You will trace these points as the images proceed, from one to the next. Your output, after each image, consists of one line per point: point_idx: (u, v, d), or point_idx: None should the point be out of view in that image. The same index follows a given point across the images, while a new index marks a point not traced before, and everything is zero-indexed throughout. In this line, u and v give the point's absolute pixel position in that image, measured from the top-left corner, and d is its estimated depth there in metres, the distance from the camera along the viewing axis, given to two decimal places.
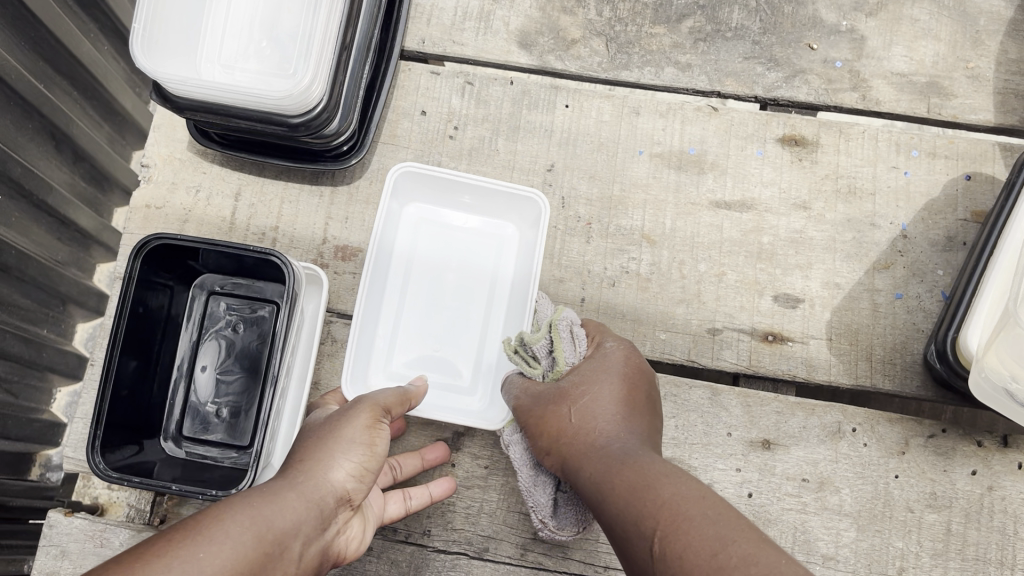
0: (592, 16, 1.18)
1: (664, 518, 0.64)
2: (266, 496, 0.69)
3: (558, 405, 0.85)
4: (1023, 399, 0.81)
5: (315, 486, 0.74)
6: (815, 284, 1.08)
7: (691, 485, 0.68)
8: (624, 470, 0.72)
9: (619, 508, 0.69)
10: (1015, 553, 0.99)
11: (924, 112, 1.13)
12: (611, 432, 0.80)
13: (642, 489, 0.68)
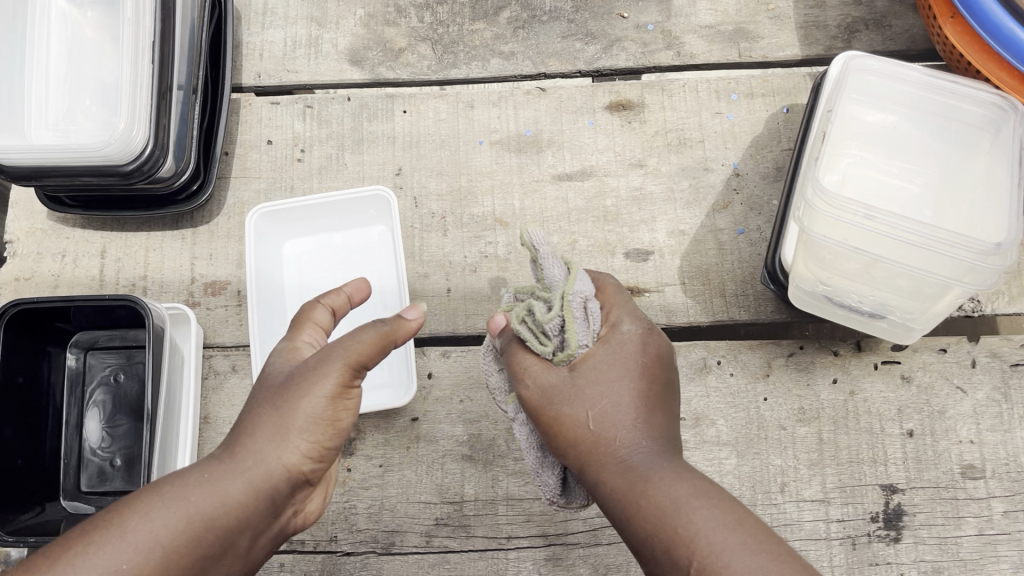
0: (415, 23, 1.23)
1: (693, 538, 0.67)
2: (203, 484, 0.72)
3: (570, 406, 0.78)
4: (839, 299, 0.88)
5: (264, 471, 0.74)
6: (662, 235, 1.14)
7: (714, 497, 0.70)
8: (643, 482, 0.72)
9: (637, 521, 0.71)
10: (886, 449, 1.04)
11: (736, 56, 1.20)
12: (633, 439, 0.75)
13: (677, 502, 0.70)
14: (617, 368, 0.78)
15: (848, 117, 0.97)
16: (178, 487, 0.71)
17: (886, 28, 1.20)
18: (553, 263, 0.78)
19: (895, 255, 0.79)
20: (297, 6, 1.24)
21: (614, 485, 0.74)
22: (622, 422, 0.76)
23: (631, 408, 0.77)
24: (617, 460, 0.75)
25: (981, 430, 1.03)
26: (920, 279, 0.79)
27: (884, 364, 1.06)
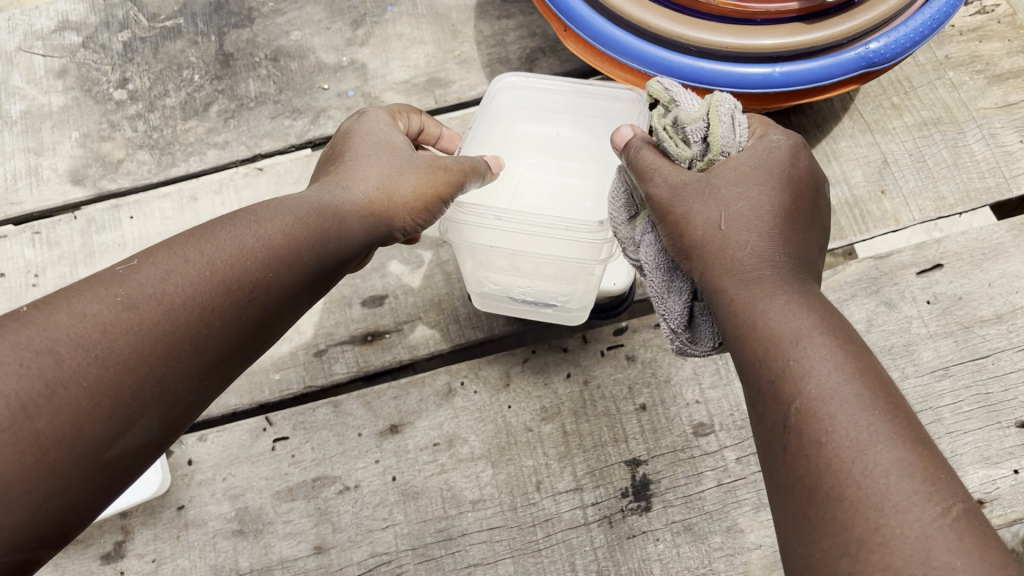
0: (129, 134, 1.29)
1: (802, 377, 0.64)
2: (242, 223, 0.76)
3: (677, 214, 0.79)
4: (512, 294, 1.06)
5: (303, 224, 0.79)
6: (392, 278, 1.20)
7: (832, 334, 0.66)
8: (750, 311, 0.70)
9: (750, 351, 0.68)
10: (624, 427, 1.11)
11: (433, 103, 1.28)
12: (735, 241, 0.75)
13: (782, 339, 0.66)
14: (731, 176, 0.79)
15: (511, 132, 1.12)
16: (221, 231, 0.74)
17: (561, 52, 1.32)
18: (689, 101, 0.86)
19: (529, 248, 0.95)
20: (13, 142, 1.29)
21: (730, 310, 0.72)
22: (708, 246, 0.76)
23: (748, 207, 0.77)
24: (724, 271, 0.74)
25: (704, 388, 1.11)
26: (557, 264, 0.97)
27: (609, 349, 1.15)
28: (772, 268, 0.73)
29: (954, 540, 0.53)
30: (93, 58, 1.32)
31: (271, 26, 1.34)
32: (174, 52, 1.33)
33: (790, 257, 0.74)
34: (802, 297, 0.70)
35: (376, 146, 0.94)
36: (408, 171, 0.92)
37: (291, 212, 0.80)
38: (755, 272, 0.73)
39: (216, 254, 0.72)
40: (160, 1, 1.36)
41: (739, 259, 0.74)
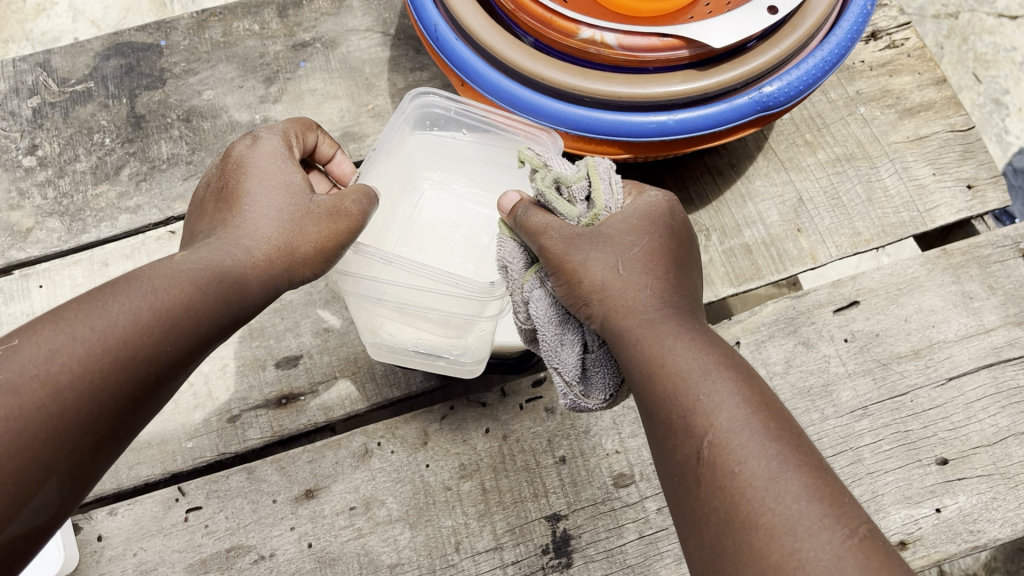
0: (39, 201, 1.27)
1: (710, 416, 0.68)
2: (150, 278, 0.76)
3: (570, 265, 0.78)
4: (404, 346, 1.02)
5: (202, 280, 0.78)
6: (307, 338, 1.18)
7: (730, 371, 0.71)
8: (653, 352, 0.73)
9: (653, 393, 0.72)
10: (544, 482, 1.08)
11: (346, 158, 1.28)
12: (625, 288, 0.77)
13: (684, 380, 0.70)
14: (608, 230, 0.80)
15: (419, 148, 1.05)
16: (124, 292, 0.74)
17: None
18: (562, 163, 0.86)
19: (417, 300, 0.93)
20: None
21: (633, 351, 0.74)
22: (605, 293, 0.77)
23: (629, 266, 0.78)
24: (622, 317, 0.76)
25: (624, 438, 1.10)
26: (451, 317, 0.95)
27: (528, 402, 1.13)
28: (666, 308, 0.76)
29: (862, 561, 0.59)
30: (2, 126, 1.31)
31: (183, 86, 1.33)
32: (84, 116, 1.31)
33: (677, 298, 0.78)
34: (693, 337, 0.74)
35: (270, 184, 0.87)
36: (304, 215, 0.86)
37: (190, 265, 0.78)
38: (646, 319, 0.75)
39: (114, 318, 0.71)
40: (70, 65, 1.35)
41: (630, 304, 0.76)
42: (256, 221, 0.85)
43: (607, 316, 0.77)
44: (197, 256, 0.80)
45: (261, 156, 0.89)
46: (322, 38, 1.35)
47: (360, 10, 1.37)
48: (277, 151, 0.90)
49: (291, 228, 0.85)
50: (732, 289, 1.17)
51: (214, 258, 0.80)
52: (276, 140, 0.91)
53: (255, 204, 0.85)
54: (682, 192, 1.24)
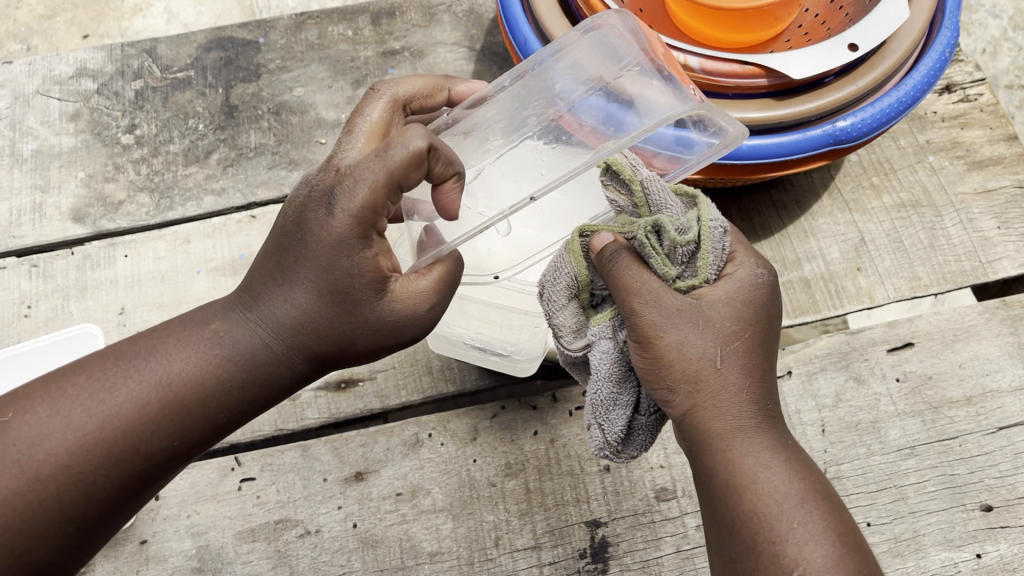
0: (132, 177, 1.34)
1: (794, 550, 0.72)
2: (171, 360, 0.84)
3: (665, 352, 0.78)
4: None
5: (221, 375, 0.84)
6: None
7: (822, 505, 0.75)
8: (739, 468, 0.76)
9: (737, 508, 0.75)
10: (587, 488, 1.11)
11: None
12: (720, 394, 0.78)
13: (768, 504, 0.74)
14: (709, 314, 0.79)
15: None
16: (133, 381, 0.82)
17: None
18: (665, 195, 0.83)
19: None
20: (21, 177, 1.34)
21: (720, 463, 0.76)
22: (698, 394, 0.78)
23: (727, 361, 0.79)
24: (715, 425, 0.77)
25: (669, 454, 1.12)
26: None
27: (578, 410, 1.16)
28: (761, 418, 0.78)
29: None
30: (106, 104, 1.39)
31: (276, 81, 1.40)
32: (182, 102, 1.39)
33: (766, 404, 0.80)
34: (787, 458, 0.77)
35: (322, 272, 0.81)
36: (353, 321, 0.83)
37: (203, 346, 0.85)
38: (738, 430, 0.77)
39: (115, 406, 0.81)
40: (175, 54, 1.43)
41: (723, 409, 0.78)
42: (296, 313, 0.83)
43: (699, 418, 0.78)
44: (225, 338, 0.85)
45: (333, 211, 0.79)
46: (411, 48, 1.42)
47: (450, 24, 1.44)
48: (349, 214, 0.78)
49: (347, 309, 0.83)
50: (788, 320, 1.20)
51: (242, 345, 0.85)
52: (355, 198, 0.78)
53: (300, 292, 0.82)
54: (746, 222, 1.27)
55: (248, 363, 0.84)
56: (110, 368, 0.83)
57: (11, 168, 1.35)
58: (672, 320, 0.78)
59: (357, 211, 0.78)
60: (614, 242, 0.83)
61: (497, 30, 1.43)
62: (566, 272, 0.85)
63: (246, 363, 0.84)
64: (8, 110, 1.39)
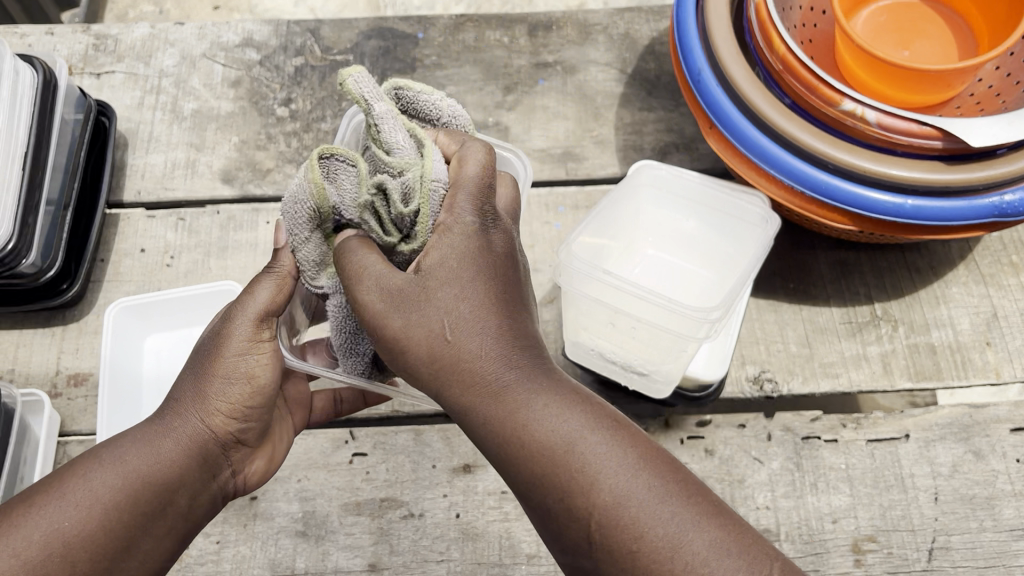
0: (283, 148, 1.39)
1: (594, 489, 0.69)
2: (104, 458, 0.81)
3: (421, 310, 0.73)
4: (607, 355, 1.01)
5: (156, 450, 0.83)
6: None
7: (626, 454, 0.71)
8: (521, 425, 0.71)
9: (532, 464, 0.71)
10: None
11: (563, 175, 1.36)
12: (489, 345, 0.73)
13: (563, 447, 0.71)
14: (465, 267, 0.75)
15: (664, 216, 1.13)
16: (74, 479, 0.79)
17: (694, 151, 1.37)
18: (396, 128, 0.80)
19: (631, 307, 0.93)
20: (179, 134, 1.41)
21: (491, 424, 0.72)
22: (479, 343, 0.73)
23: (483, 324, 0.74)
24: (489, 373, 0.73)
25: (775, 496, 1.12)
26: (657, 331, 0.93)
27: (689, 438, 1.16)
28: (509, 363, 0.73)
29: None
30: (266, 76, 1.45)
31: (430, 77, 1.44)
32: (338, 83, 1.44)
33: (515, 330, 0.75)
34: (569, 403, 0.73)
35: (205, 385, 0.86)
36: (241, 412, 0.87)
37: (109, 464, 0.81)
38: (508, 383, 0.73)
39: (35, 531, 0.75)
40: (336, 36, 1.48)
41: (480, 359, 0.72)
42: (190, 425, 0.85)
43: (480, 370, 0.72)
44: (155, 431, 0.84)
45: (223, 329, 0.87)
46: (563, 63, 1.45)
47: (604, 45, 1.46)
48: (230, 329, 0.86)
49: (236, 381, 0.86)
50: (909, 384, 1.19)
51: (162, 433, 0.84)
52: (257, 302, 0.87)
53: (187, 406, 0.86)
54: (878, 280, 1.26)
55: (157, 473, 0.82)
56: (12, 510, 0.77)
57: (171, 124, 1.41)
58: (437, 275, 0.74)
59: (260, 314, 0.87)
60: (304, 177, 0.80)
61: (649, 57, 1.45)
62: (397, 136, 0.80)
63: (156, 475, 0.81)
64: (175, 68, 1.46)
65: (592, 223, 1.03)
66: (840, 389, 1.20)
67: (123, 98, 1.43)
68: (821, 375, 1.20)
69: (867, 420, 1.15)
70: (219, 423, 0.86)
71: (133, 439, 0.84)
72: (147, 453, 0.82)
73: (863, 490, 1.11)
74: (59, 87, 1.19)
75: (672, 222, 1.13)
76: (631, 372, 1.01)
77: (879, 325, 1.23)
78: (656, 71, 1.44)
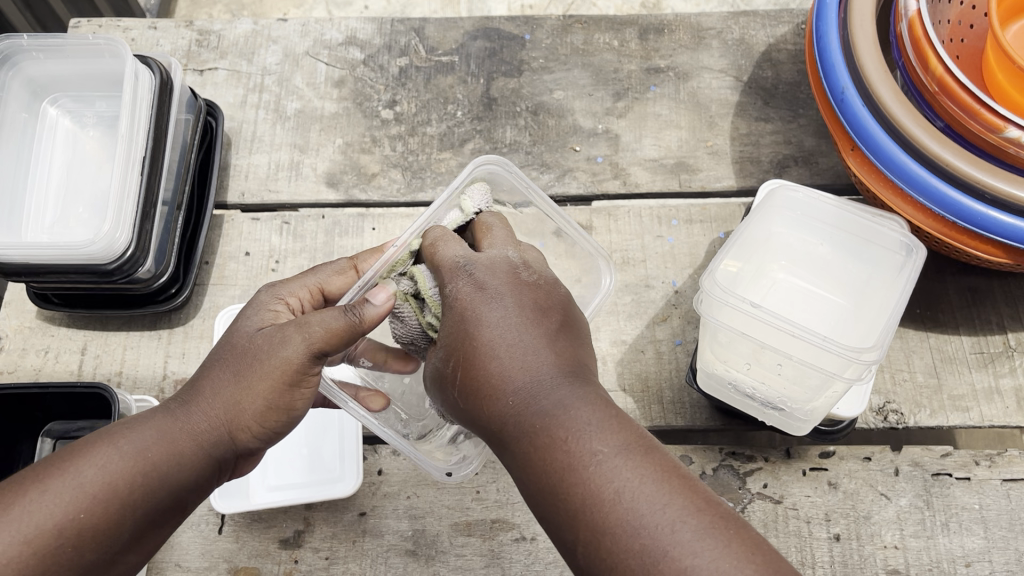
0: (387, 152, 1.36)
1: (613, 502, 0.65)
2: (127, 447, 0.79)
3: (455, 363, 0.79)
4: (743, 387, 0.97)
5: (178, 454, 0.81)
6: (605, 343, 1.21)
7: (632, 448, 0.69)
8: (561, 434, 0.70)
9: (541, 467, 0.70)
10: (814, 552, 1.07)
11: (676, 187, 1.32)
12: (529, 371, 0.75)
13: (587, 462, 0.68)
14: (476, 313, 0.79)
15: (797, 240, 1.07)
16: (96, 464, 0.77)
17: (814, 164, 1.31)
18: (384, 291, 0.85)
19: (779, 342, 0.89)
20: (283, 134, 1.38)
21: (524, 440, 0.72)
22: (517, 359, 0.76)
23: (518, 329, 0.78)
24: (524, 401, 0.74)
25: (905, 535, 1.08)
26: (800, 368, 0.90)
27: (811, 470, 1.11)
28: (551, 369, 0.76)
29: None
30: (370, 76, 1.42)
31: (537, 81, 1.40)
32: (444, 86, 1.40)
33: (565, 351, 0.78)
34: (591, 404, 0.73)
35: (243, 399, 0.83)
36: (268, 434, 0.86)
37: (129, 456, 0.79)
38: (534, 395, 0.74)
39: (47, 519, 0.74)
40: (441, 36, 1.44)
41: (519, 369, 0.76)
42: (217, 430, 0.83)
43: (510, 399, 0.75)
44: (181, 428, 0.82)
45: (274, 351, 0.82)
46: (676, 69, 1.40)
47: (718, 51, 1.41)
48: (286, 357, 0.82)
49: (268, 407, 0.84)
50: None
51: (185, 435, 0.82)
52: (318, 334, 0.82)
53: (217, 411, 0.84)
54: (1011, 308, 1.20)
55: (176, 474, 0.81)
56: (23, 492, 0.76)
57: (274, 124, 1.39)
58: (477, 324, 0.78)
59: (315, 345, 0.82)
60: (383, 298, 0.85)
61: (766, 64, 1.39)
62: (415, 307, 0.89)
63: (173, 475, 0.80)
64: (278, 66, 1.43)
65: (727, 248, 0.98)
66: (970, 423, 1.14)
67: (226, 96, 1.41)
68: (950, 408, 1.15)
69: (1001, 458, 1.11)
70: (242, 436, 0.84)
71: (154, 430, 0.82)
72: (167, 450, 0.81)
73: (998, 533, 1.07)
74: (175, 87, 1.17)
75: (805, 247, 1.06)
76: (767, 405, 0.98)
77: (1013, 357, 1.17)
78: (773, 79, 1.38)
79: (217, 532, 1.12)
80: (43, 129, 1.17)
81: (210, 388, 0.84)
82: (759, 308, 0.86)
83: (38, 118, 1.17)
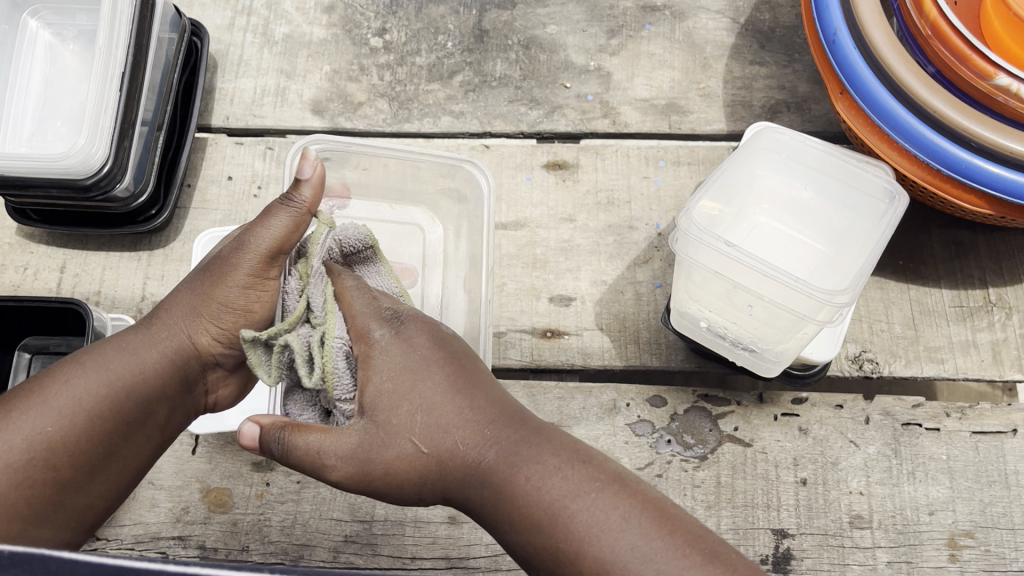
0: (375, 81, 1.34)
1: (586, 555, 0.72)
2: (119, 353, 0.89)
3: (391, 436, 0.80)
4: (717, 326, 0.97)
5: (156, 347, 0.90)
6: (585, 283, 1.20)
7: (588, 478, 0.76)
8: (521, 492, 0.76)
9: (528, 525, 0.75)
10: (780, 496, 1.08)
11: (666, 128, 1.30)
12: (474, 438, 0.79)
13: (556, 509, 0.74)
14: (416, 366, 0.82)
15: (777, 185, 1.05)
16: (64, 381, 0.85)
17: (806, 110, 1.30)
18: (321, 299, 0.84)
19: (752, 282, 0.89)
20: (270, 59, 1.36)
21: (495, 497, 0.77)
22: (457, 434, 0.79)
23: (441, 411, 0.80)
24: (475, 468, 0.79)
25: (871, 482, 1.08)
26: (769, 307, 0.89)
27: (783, 415, 1.12)
28: (494, 444, 0.79)
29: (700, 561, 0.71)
30: (361, 3, 1.39)
31: (531, 14, 1.37)
32: (435, 16, 1.37)
33: (487, 411, 0.81)
34: (548, 461, 0.77)
35: (200, 305, 0.91)
36: (228, 339, 0.93)
37: (93, 371, 0.86)
38: (502, 460, 0.78)
39: (19, 435, 0.80)
40: None
41: (467, 446, 0.79)
42: (177, 340, 0.91)
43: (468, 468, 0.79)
44: (155, 340, 0.91)
45: (229, 258, 0.90)
46: (673, 8, 1.37)
47: None
48: (235, 263, 0.89)
49: (238, 319, 0.92)
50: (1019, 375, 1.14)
51: (148, 358, 0.89)
52: (263, 238, 0.89)
53: (178, 323, 0.91)
54: (993, 262, 1.20)
55: (140, 383, 0.88)
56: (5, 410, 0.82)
57: (262, 48, 1.36)
58: (402, 390, 0.81)
59: (257, 245, 0.89)
60: (309, 181, 0.88)
61: (764, 6, 1.36)
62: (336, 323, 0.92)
63: (139, 385, 0.88)
64: None
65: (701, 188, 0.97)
66: (945, 375, 1.14)
67: (213, 17, 1.38)
68: (926, 359, 1.15)
69: (972, 410, 1.11)
70: (204, 344, 0.92)
71: (116, 349, 0.89)
72: (133, 361, 0.89)
73: (963, 484, 1.08)
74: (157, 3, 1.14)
75: (788, 191, 1.05)
76: (739, 345, 0.98)
77: (991, 311, 1.17)
78: (771, 22, 1.35)
79: (191, 452, 1.13)
80: (24, 42, 1.16)
81: (167, 308, 0.93)
82: (735, 247, 0.86)
83: (18, 30, 1.15)
